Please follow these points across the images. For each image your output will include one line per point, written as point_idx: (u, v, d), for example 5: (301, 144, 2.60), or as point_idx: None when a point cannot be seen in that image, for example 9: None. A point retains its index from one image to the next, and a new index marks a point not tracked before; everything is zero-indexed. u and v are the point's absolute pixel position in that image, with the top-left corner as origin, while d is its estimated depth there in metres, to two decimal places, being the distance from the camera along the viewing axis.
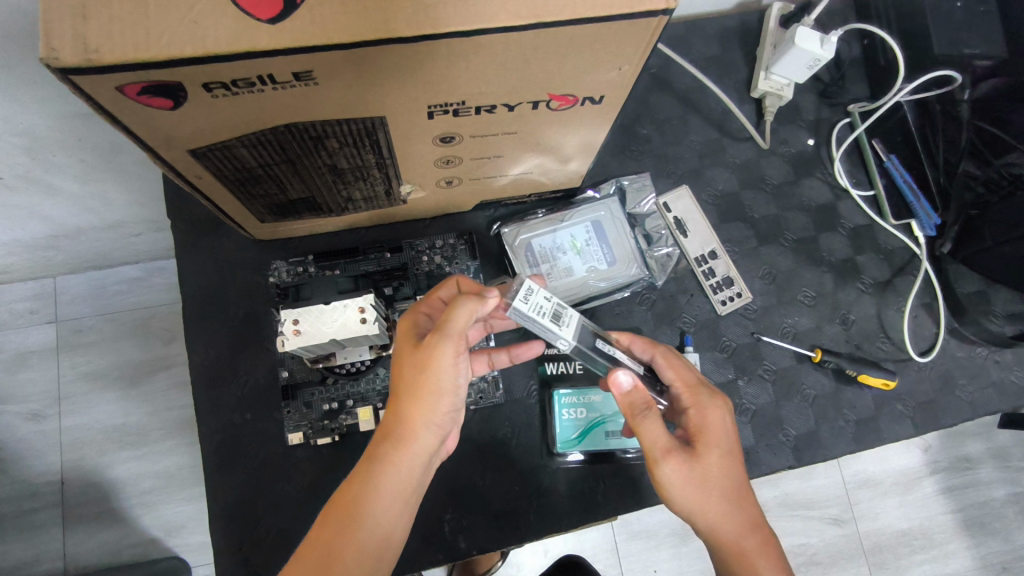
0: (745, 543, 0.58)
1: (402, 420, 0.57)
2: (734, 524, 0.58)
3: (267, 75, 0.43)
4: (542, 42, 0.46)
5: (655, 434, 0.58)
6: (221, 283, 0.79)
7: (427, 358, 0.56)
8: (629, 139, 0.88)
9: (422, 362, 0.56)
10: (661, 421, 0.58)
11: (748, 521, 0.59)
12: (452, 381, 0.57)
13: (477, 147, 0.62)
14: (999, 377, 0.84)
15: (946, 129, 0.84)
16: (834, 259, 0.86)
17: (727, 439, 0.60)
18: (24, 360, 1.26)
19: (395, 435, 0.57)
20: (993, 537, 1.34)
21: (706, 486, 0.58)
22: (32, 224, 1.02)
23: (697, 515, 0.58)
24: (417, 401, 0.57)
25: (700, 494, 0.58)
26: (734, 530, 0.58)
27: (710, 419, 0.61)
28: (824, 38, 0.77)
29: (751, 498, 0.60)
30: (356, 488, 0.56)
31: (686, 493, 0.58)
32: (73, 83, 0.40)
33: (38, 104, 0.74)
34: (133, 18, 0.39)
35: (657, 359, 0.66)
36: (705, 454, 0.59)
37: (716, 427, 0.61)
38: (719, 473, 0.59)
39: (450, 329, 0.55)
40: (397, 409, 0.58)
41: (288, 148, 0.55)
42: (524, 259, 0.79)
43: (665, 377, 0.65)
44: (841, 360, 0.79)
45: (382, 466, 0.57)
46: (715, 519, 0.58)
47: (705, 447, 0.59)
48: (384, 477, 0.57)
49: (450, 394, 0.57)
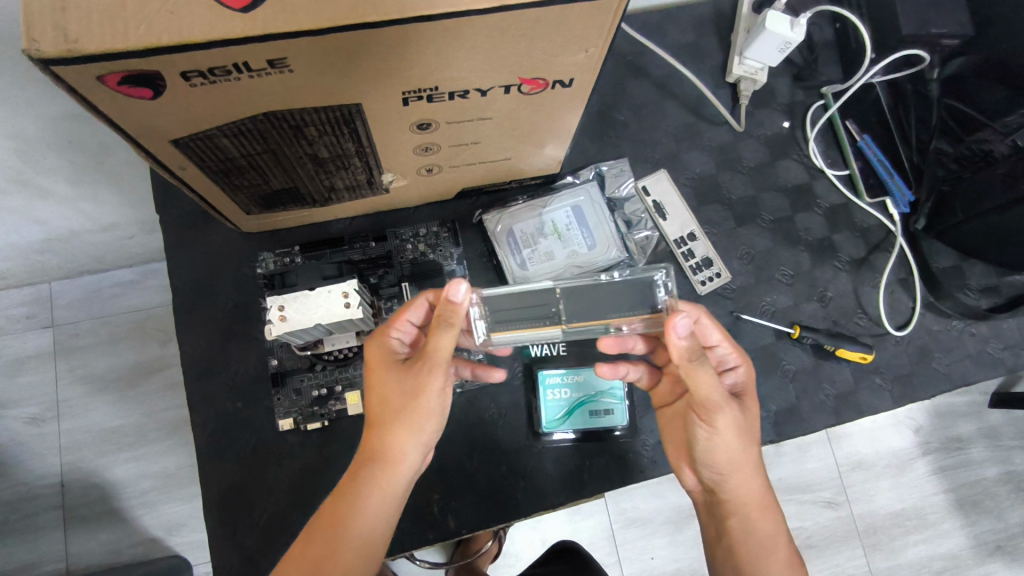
0: (766, 502, 0.64)
1: (385, 440, 0.60)
2: (758, 480, 0.64)
3: (242, 62, 0.45)
4: (507, 25, 0.47)
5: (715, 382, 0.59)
6: (211, 275, 0.80)
7: (415, 385, 0.58)
8: (608, 126, 0.90)
9: (413, 389, 0.59)
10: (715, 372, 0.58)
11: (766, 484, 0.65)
12: (437, 405, 0.60)
13: (453, 133, 0.64)
14: (975, 349, 0.86)
15: (916, 107, 0.85)
16: (810, 238, 0.88)
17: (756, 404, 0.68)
18: (22, 364, 1.27)
19: (377, 454, 0.60)
20: (985, 515, 1.35)
21: (752, 441, 0.63)
22: (26, 227, 1.04)
23: (737, 469, 0.63)
24: (402, 422, 0.59)
25: (745, 448, 0.63)
26: (757, 488, 0.64)
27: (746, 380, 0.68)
28: (794, 21, 0.79)
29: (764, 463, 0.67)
30: (344, 501, 0.59)
31: (736, 444, 0.62)
32: (55, 73, 0.42)
33: (27, 106, 0.76)
34: (109, 9, 0.40)
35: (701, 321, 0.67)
36: (750, 410, 0.65)
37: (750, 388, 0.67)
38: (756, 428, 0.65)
39: (436, 359, 0.57)
40: (383, 430, 0.59)
41: (269, 137, 0.57)
42: (507, 245, 0.81)
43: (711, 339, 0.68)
44: (819, 336, 0.81)
45: (368, 480, 0.59)
46: (747, 476, 0.63)
47: (748, 405, 0.66)
48: (372, 492, 0.59)
49: (437, 416, 0.60)
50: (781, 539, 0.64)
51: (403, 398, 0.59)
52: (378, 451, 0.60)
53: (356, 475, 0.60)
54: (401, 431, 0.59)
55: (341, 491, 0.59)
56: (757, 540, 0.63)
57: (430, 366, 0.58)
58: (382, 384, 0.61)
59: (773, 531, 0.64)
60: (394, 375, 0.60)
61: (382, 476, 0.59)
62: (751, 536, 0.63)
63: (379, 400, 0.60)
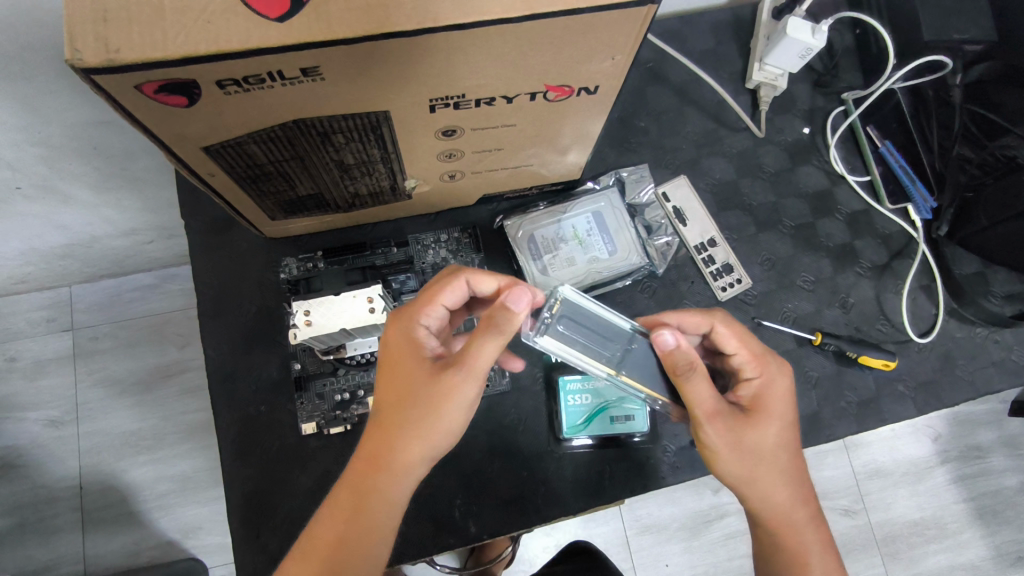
0: (795, 514, 0.60)
1: (400, 445, 0.56)
2: (785, 495, 0.60)
3: (276, 71, 0.46)
4: (535, 34, 0.48)
5: (706, 392, 0.57)
6: (235, 280, 0.81)
7: (443, 391, 0.56)
8: (627, 132, 0.90)
9: (441, 396, 0.56)
10: (706, 383, 0.57)
11: (796, 496, 0.60)
12: (462, 415, 0.57)
13: (478, 140, 0.64)
14: (999, 357, 0.85)
15: (939, 113, 0.85)
16: (832, 244, 0.87)
17: (791, 410, 0.60)
18: (42, 367, 1.29)
19: (388, 462, 0.56)
20: (1006, 525, 1.34)
21: (761, 454, 0.58)
22: (50, 232, 1.05)
23: (750, 482, 0.59)
24: (420, 430, 0.56)
25: (753, 463, 0.58)
26: (783, 502, 0.60)
27: (772, 387, 0.61)
28: (815, 27, 0.80)
29: (805, 474, 0.61)
30: (352, 510, 0.56)
31: (736, 456, 0.58)
32: (95, 83, 0.42)
33: (56, 113, 0.77)
34: (150, 20, 0.41)
35: (718, 330, 0.64)
36: (761, 423, 0.59)
37: (779, 394, 0.60)
38: (777, 440, 0.59)
39: (473, 366, 0.55)
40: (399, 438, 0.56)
41: (297, 144, 0.58)
42: (527, 250, 0.81)
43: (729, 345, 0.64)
44: (842, 343, 0.81)
45: (377, 489, 0.56)
46: (767, 489, 0.59)
47: (764, 416, 0.59)
48: (384, 500, 0.57)
49: (458, 427, 0.57)
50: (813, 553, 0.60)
51: (425, 403, 0.56)
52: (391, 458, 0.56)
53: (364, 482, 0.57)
54: (418, 439, 0.56)
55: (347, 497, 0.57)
56: (789, 551, 0.60)
57: (462, 374, 0.55)
58: (404, 384, 0.58)
59: (805, 543, 0.60)
60: (420, 377, 0.57)
61: (391, 487, 0.56)
62: (781, 547, 0.60)
63: (397, 403, 0.57)
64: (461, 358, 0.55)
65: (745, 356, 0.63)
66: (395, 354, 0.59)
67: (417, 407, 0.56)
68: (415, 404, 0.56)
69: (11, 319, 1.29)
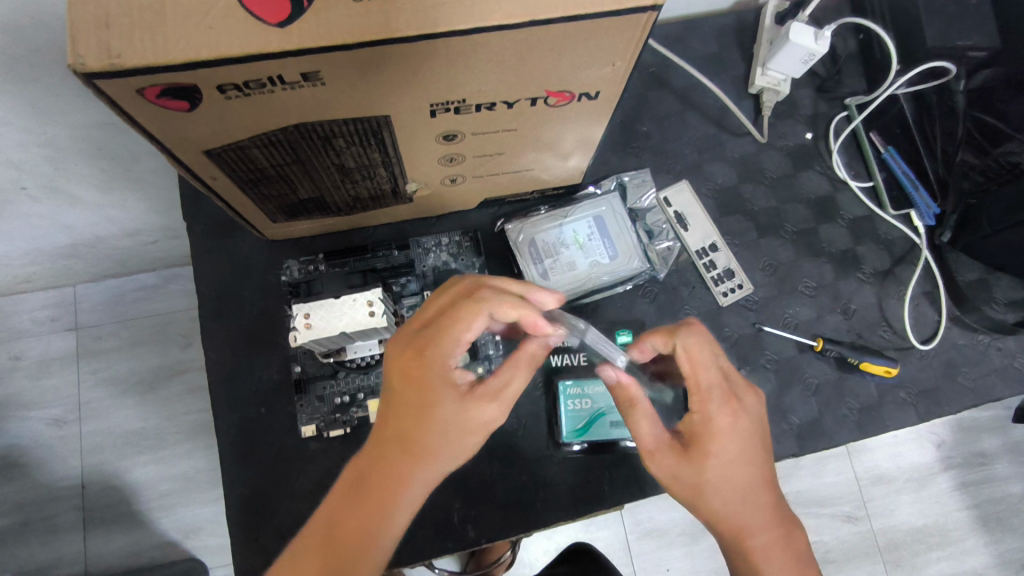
0: (752, 547, 0.57)
1: (423, 471, 0.57)
2: (735, 525, 0.57)
3: (277, 76, 0.46)
4: (535, 40, 0.48)
5: (643, 423, 0.60)
6: (236, 282, 0.82)
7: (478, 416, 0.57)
8: (629, 136, 0.90)
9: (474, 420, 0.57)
10: (644, 419, 0.60)
11: (747, 526, 0.57)
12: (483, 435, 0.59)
13: (479, 144, 0.64)
14: (1002, 364, 0.84)
15: (943, 118, 0.84)
16: (833, 250, 0.87)
17: (733, 440, 0.57)
18: (46, 367, 1.30)
19: (407, 486, 0.56)
20: (1010, 533, 1.33)
21: (697, 487, 0.57)
22: (54, 232, 1.06)
23: (698, 512, 0.59)
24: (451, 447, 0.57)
25: (691, 495, 0.58)
26: (733, 534, 0.58)
27: (712, 418, 0.58)
28: (817, 32, 0.80)
29: (762, 502, 0.57)
30: (360, 528, 0.54)
31: (676, 488, 0.59)
32: (97, 87, 0.43)
33: (60, 114, 0.77)
34: (150, 25, 0.41)
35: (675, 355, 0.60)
36: (691, 458, 0.57)
37: (719, 429, 0.57)
38: (718, 475, 0.57)
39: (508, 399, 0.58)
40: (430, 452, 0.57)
41: (298, 148, 0.58)
42: (528, 255, 0.81)
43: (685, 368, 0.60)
44: (843, 349, 0.80)
45: (389, 511, 0.55)
46: (711, 519, 0.58)
47: (697, 450, 0.57)
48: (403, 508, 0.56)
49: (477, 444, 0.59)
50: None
51: (454, 432, 0.57)
52: (411, 481, 0.56)
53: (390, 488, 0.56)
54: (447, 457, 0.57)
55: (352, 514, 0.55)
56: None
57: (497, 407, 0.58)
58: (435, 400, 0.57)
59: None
60: (451, 395, 0.57)
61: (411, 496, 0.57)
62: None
63: (425, 428, 0.56)
64: (500, 390, 0.58)
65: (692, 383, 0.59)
66: (427, 376, 0.57)
67: (446, 435, 0.57)
68: (445, 432, 0.57)
69: (15, 318, 1.29)
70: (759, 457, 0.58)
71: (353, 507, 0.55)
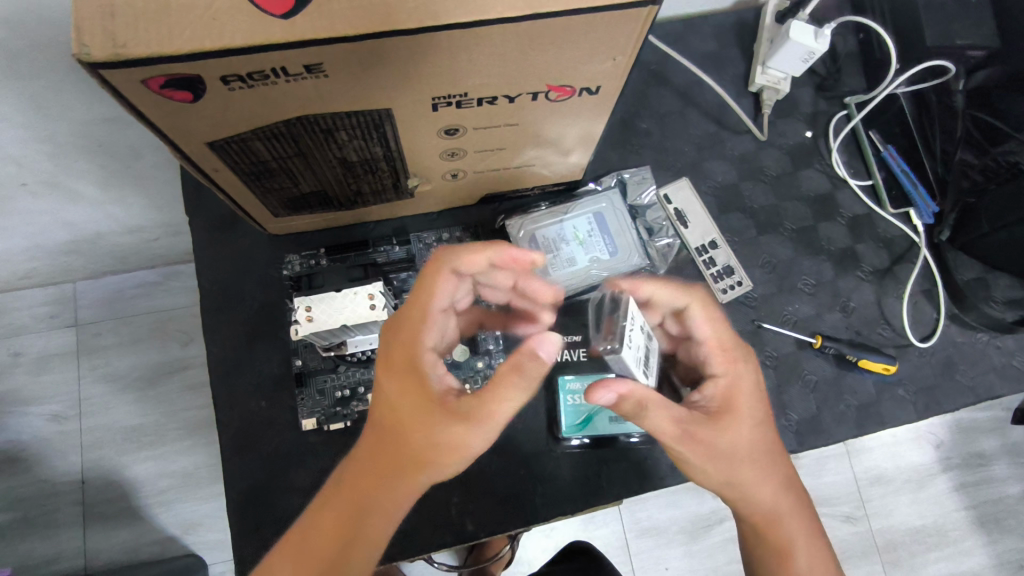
0: (781, 507, 0.61)
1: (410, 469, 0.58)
2: (769, 490, 0.61)
3: (281, 68, 0.46)
4: (537, 33, 0.48)
5: (660, 418, 0.56)
6: (238, 276, 0.82)
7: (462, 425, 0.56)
8: (630, 134, 0.90)
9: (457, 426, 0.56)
10: (662, 412, 0.56)
11: (777, 489, 0.61)
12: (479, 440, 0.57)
13: (480, 139, 0.65)
14: (1001, 362, 0.85)
15: (941, 117, 0.85)
16: (833, 248, 0.87)
17: (758, 404, 0.62)
18: (46, 362, 1.30)
19: (397, 482, 0.58)
20: (1008, 534, 1.33)
21: (734, 457, 0.59)
22: (55, 228, 1.06)
23: (730, 489, 0.61)
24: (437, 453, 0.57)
25: (727, 467, 0.59)
26: (766, 499, 0.61)
27: (738, 385, 0.62)
28: (818, 31, 0.80)
29: (784, 465, 0.62)
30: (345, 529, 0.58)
31: (712, 468, 0.59)
32: (101, 77, 0.43)
33: (63, 109, 0.78)
34: (155, 16, 0.42)
35: (692, 312, 0.65)
36: (728, 427, 0.59)
37: (748, 389, 0.62)
38: (746, 444, 0.60)
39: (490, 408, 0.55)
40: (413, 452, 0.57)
41: (301, 141, 0.58)
42: (528, 250, 0.81)
43: (700, 331, 0.64)
44: (841, 346, 0.81)
45: (380, 503, 0.58)
46: (749, 488, 0.60)
47: (730, 418, 0.60)
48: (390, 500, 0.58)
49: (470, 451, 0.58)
50: (802, 542, 0.61)
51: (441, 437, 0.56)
52: (398, 489, 0.58)
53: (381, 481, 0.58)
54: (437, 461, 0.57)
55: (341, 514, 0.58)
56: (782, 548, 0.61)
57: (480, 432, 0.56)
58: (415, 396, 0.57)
59: (785, 538, 0.61)
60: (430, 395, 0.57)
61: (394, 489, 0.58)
62: (773, 542, 0.61)
63: (413, 439, 0.57)
64: (482, 417, 0.55)
65: (714, 349, 0.63)
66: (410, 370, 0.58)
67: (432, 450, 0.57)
68: (433, 437, 0.56)
69: (15, 314, 1.29)
70: (768, 422, 0.62)
71: (342, 508, 0.58)
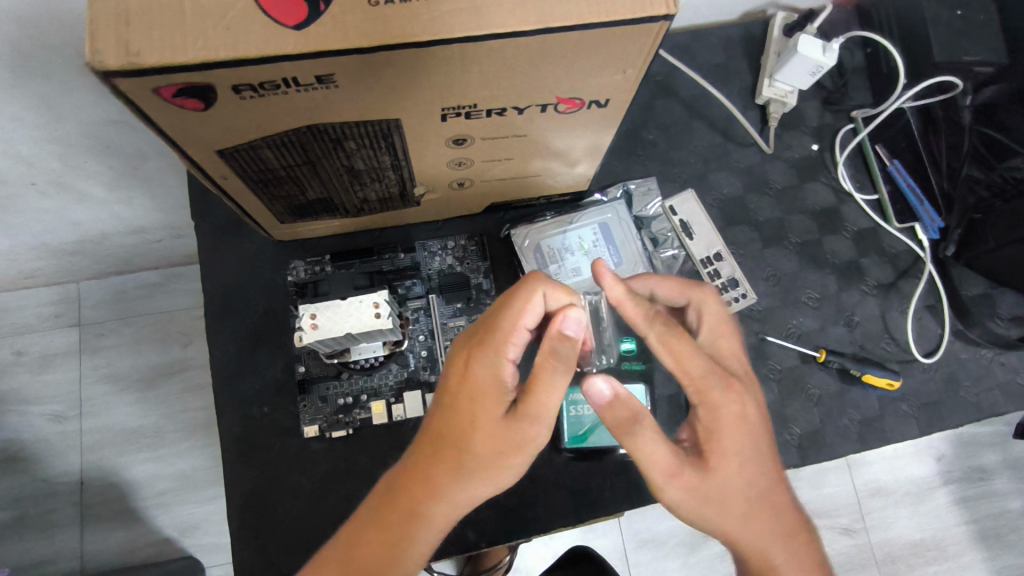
0: (776, 549, 0.58)
1: (462, 474, 0.55)
2: (760, 531, 0.57)
3: (291, 78, 0.46)
4: (549, 47, 0.48)
5: (650, 452, 0.55)
6: (243, 280, 0.82)
7: (517, 432, 0.54)
8: (635, 144, 0.90)
9: (515, 432, 0.54)
10: (647, 445, 0.55)
11: (768, 531, 0.58)
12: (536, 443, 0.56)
13: (487, 149, 0.65)
14: (1004, 379, 0.85)
15: (948, 132, 0.85)
16: (837, 261, 0.87)
17: (746, 436, 0.57)
18: (48, 361, 1.30)
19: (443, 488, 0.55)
20: (1009, 549, 1.32)
21: (722, 492, 0.57)
22: (61, 228, 1.06)
23: (715, 530, 0.58)
24: (494, 457, 0.55)
25: (716, 504, 0.57)
26: (758, 540, 0.58)
27: (724, 416, 0.57)
28: (826, 45, 0.80)
29: (780, 505, 0.58)
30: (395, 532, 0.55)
31: (698, 505, 0.57)
32: (115, 86, 0.43)
33: (72, 112, 0.78)
34: (170, 26, 0.42)
35: (655, 344, 0.57)
36: (715, 461, 0.57)
37: (730, 421, 0.57)
38: (732, 478, 0.57)
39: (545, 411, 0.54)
40: (467, 459, 0.55)
41: (309, 149, 0.58)
42: (534, 260, 0.81)
43: (669, 361, 0.57)
44: (846, 361, 0.81)
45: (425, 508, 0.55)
46: (737, 529, 0.57)
47: (716, 451, 0.57)
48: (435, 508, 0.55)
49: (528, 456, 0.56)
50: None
51: (495, 440, 0.55)
52: (447, 495, 0.56)
53: (426, 485, 0.56)
54: (494, 465, 0.55)
55: (382, 520, 0.56)
56: None
57: (538, 426, 0.55)
58: (473, 407, 0.55)
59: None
60: (489, 405, 0.55)
61: (442, 497, 0.56)
62: None
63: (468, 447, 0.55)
64: (536, 409, 0.54)
65: (688, 378, 0.57)
66: (472, 379, 0.55)
67: (486, 448, 0.55)
68: (487, 442, 0.55)
69: (19, 313, 1.30)
70: (764, 455, 0.59)
71: (389, 512, 0.56)
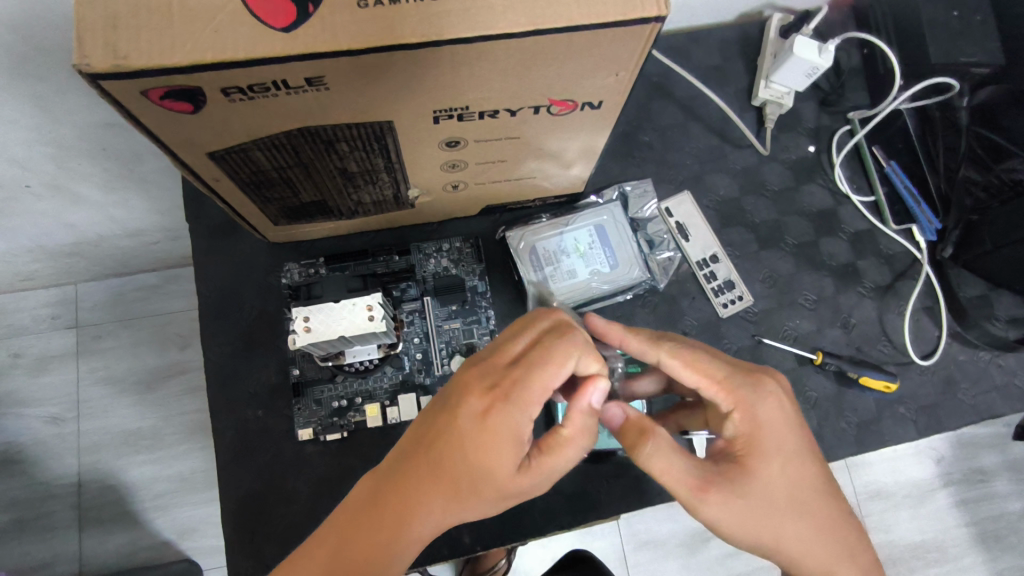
0: (834, 550, 0.58)
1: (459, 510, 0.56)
2: (815, 533, 0.57)
3: (281, 80, 0.46)
4: (540, 49, 0.48)
5: (675, 472, 0.57)
6: (237, 284, 0.82)
7: (523, 483, 0.56)
8: (631, 146, 0.90)
9: (520, 482, 0.56)
10: (672, 464, 0.57)
11: (824, 532, 0.57)
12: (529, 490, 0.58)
13: (481, 151, 0.64)
14: (1002, 382, 0.84)
15: (945, 135, 0.85)
16: (834, 263, 0.87)
17: (783, 436, 0.58)
18: (45, 364, 1.30)
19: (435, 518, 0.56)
20: (1009, 551, 1.32)
21: (771, 500, 0.57)
22: (57, 231, 1.06)
23: (769, 544, 0.58)
24: (492, 498, 0.56)
25: (767, 513, 0.57)
26: (814, 545, 0.57)
27: (758, 420, 0.58)
28: (822, 47, 0.80)
29: (829, 501, 0.58)
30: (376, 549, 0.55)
31: (746, 519, 0.56)
32: (103, 88, 0.43)
33: (67, 114, 0.78)
34: (157, 28, 0.42)
35: (668, 364, 0.60)
36: (754, 469, 0.57)
37: (764, 424, 0.58)
38: (778, 481, 0.57)
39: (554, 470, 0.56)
40: (468, 499, 0.56)
41: (302, 152, 0.58)
42: (529, 263, 0.81)
43: (689, 379, 0.59)
44: (842, 362, 0.81)
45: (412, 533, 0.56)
46: (792, 537, 0.57)
47: (755, 458, 0.57)
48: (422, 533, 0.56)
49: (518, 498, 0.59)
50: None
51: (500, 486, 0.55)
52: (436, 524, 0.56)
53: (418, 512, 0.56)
54: (489, 505, 0.57)
55: (365, 532, 0.55)
56: None
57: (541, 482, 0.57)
58: (490, 454, 0.54)
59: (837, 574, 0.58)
60: (507, 454, 0.54)
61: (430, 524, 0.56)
62: None
63: (472, 486, 0.55)
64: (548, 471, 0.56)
65: (712, 390, 0.59)
66: (496, 428, 0.54)
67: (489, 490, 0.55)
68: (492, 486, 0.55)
69: (15, 315, 1.29)
70: (806, 455, 0.59)
71: (378, 531, 0.55)
